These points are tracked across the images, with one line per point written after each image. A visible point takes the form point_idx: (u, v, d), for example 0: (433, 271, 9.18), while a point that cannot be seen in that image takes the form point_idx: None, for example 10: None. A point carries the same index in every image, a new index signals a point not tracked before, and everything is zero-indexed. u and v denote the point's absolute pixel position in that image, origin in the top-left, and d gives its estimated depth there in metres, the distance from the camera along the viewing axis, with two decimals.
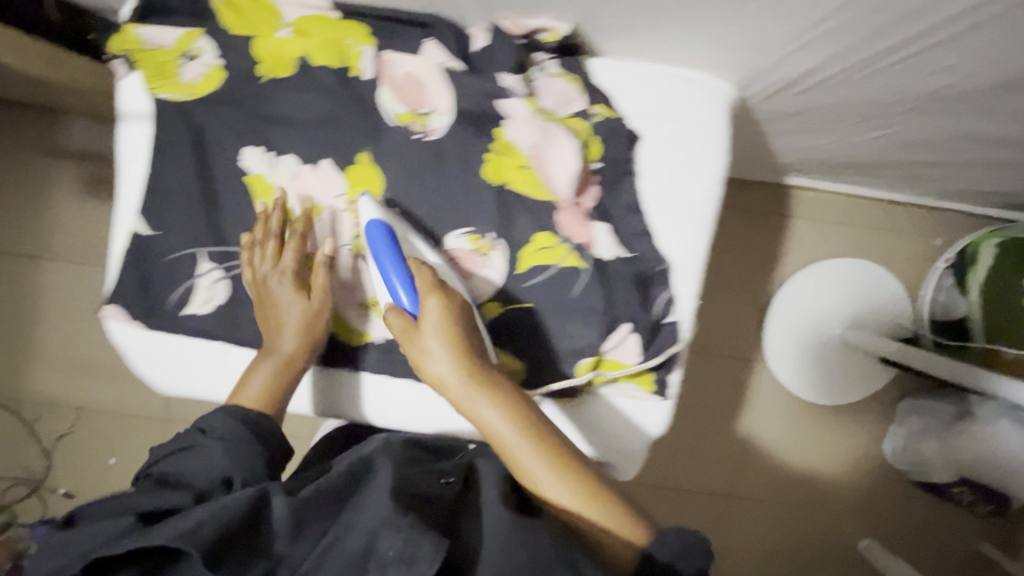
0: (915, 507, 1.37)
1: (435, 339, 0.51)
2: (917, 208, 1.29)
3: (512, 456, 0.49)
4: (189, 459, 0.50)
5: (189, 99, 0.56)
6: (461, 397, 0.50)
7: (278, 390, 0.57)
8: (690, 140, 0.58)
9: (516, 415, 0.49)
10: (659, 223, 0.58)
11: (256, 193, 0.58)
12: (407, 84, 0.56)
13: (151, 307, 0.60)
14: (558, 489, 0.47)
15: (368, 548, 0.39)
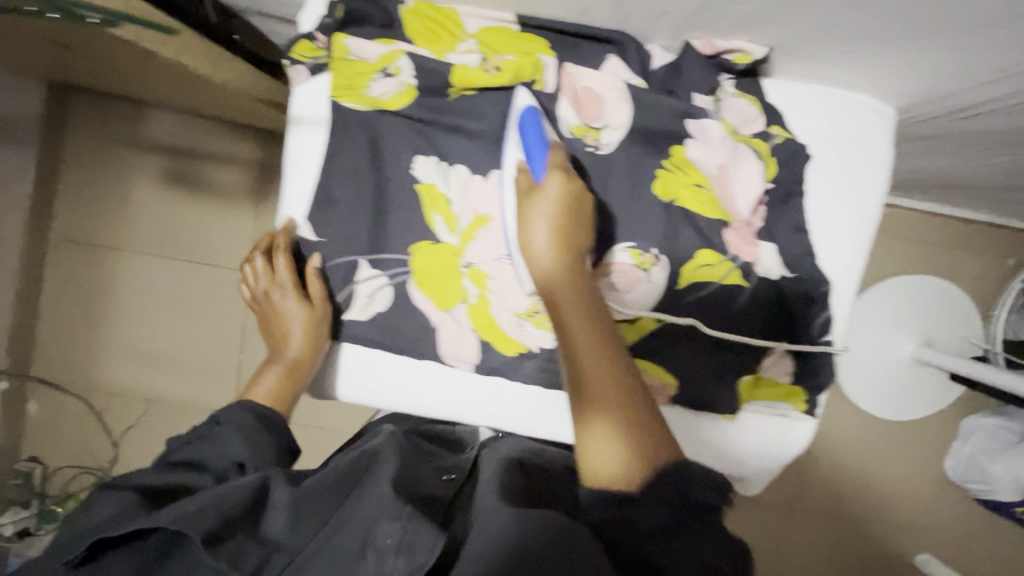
0: (972, 523, 1.38)
1: (543, 219, 0.53)
2: (992, 228, 1.30)
3: (577, 337, 0.49)
4: (205, 442, 0.53)
5: (371, 111, 0.57)
6: (543, 274, 0.53)
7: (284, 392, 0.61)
8: (858, 162, 0.59)
9: (588, 314, 0.50)
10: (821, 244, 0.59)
11: (425, 202, 0.59)
12: (585, 99, 0.56)
13: None
14: (597, 388, 0.46)
15: (367, 536, 0.43)
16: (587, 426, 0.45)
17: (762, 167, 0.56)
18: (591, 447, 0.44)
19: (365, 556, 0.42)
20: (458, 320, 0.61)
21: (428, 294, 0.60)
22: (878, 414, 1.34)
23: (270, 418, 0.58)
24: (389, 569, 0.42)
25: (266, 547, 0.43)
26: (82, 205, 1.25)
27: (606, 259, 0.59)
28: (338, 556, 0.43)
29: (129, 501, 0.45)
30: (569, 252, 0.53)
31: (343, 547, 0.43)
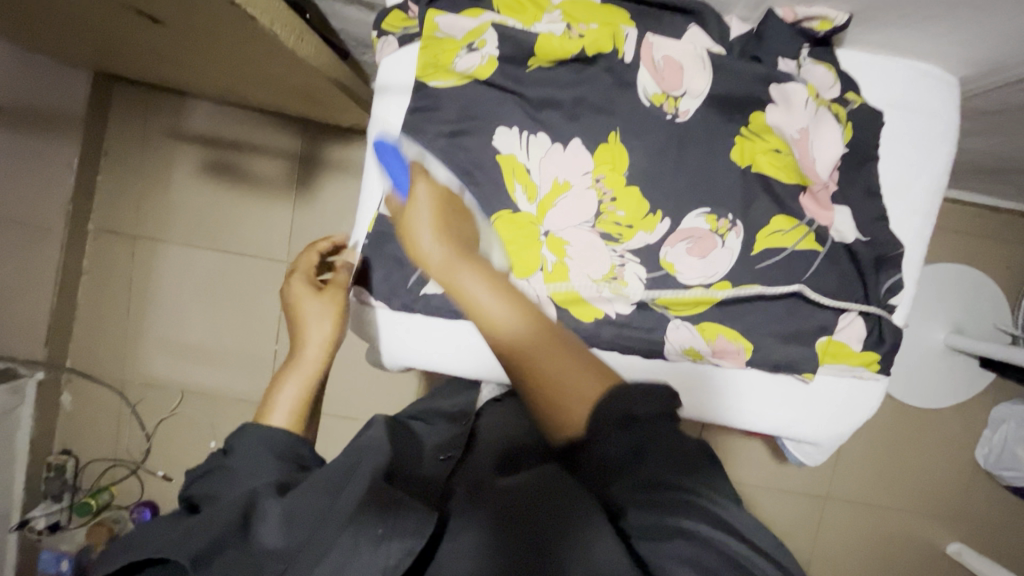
0: (1003, 512, 1.39)
1: (425, 222, 0.55)
2: (1018, 216, 1.32)
3: (490, 305, 0.48)
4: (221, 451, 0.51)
5: (456, 85, 0.59)
6: (439, 265, 0.53)
7: (304, 404, 0.57)
8: (931, 129, 0.60)
9: (490, 281, 0.50)
10: (894, 207, 0.61)
11: (506, 171, 0.60)
12: (665, 67, 0.58)
13: (393, 288, 0.63)
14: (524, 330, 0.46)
15: (356, 523, 0.41)
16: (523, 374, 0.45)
17: (841, 129, 0.58)
18: (549, 392, 0.43)
19: (358, 544, 0.40)
20: (535, 288, 0.61)
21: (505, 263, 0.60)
22: (909, 402, 1.35)
23: (286, 433, 0.53)
24: (384, 556, 0.40)
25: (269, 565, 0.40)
26: (124, 199, 1.27)
27: (682, 224, 0.60)
28: (331, 548, 0.40)
29: (137, 530, 0.43)
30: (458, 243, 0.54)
31: (337, 541, 0.41)
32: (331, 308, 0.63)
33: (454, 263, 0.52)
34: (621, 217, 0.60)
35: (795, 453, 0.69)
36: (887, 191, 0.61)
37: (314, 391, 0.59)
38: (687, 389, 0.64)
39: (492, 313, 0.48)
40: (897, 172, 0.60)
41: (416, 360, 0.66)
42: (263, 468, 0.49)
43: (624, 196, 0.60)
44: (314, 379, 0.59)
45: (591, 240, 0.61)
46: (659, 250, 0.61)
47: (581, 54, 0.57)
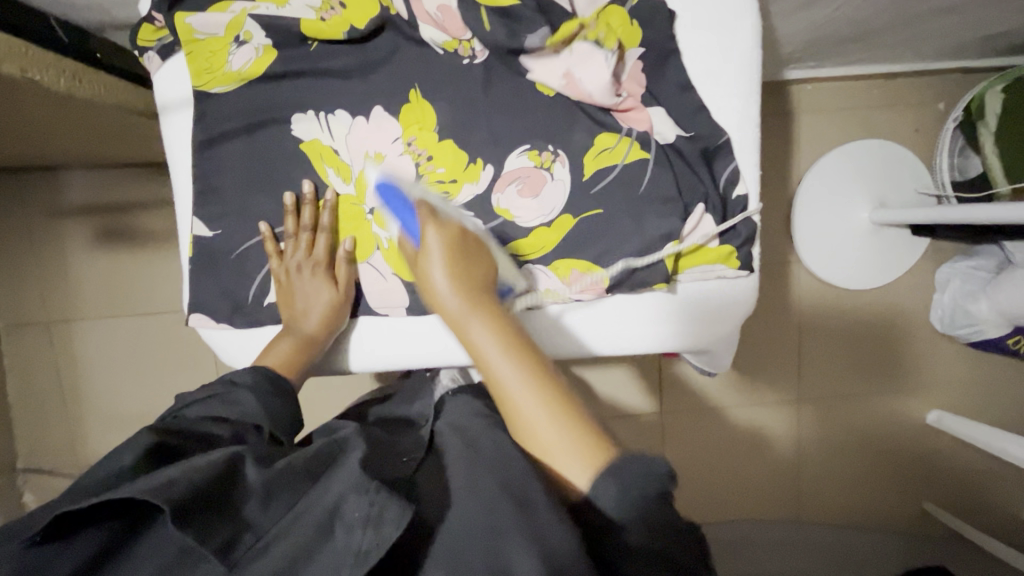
0: (972, 369, 1.39)
1: (477, 325, 0.50)
2: (915, 77, 1.31)
3: (510, 386, 0.47)
4: (207, 407, 0.50)
5: (241, 85, 0.55)
6: (455, 316, 0.51)
7: (297, 361, 0.58)
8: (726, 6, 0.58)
9: (503, 336, 0.49)
10: (713, 96, 0.59)
11: (313, 159, 0.58)
12: (444, 12, 0.55)
13: (235, 307, 0.59)
14: (523, 391, 0.47)
15: (336, 510, 0.42)
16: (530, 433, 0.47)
17: (607, 50, 0.55)
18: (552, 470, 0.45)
19: (335, 531, 0.42)
20: (378, 267, 0.60)
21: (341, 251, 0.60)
22: (855, 287, 1.34)
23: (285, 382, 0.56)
24: (356, 542, 0.40)
25: (243, 532, 0.42)
26: (24, 289, 1.24)
27: (506, 167, 0.59)
28: (308, 534, 0.42)
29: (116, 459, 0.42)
30: (483, 290, 0.52)
31: (311, 521, 0.42)
32: (335, 284, 0.59)
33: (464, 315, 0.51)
34: (442, 174, 0.59)
35: (708, 363, 0.69)
36: (702, 83, 0.59)
37: (304, 356, 0.58)
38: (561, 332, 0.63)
39: (498, 380, 0.48)
40: (706, 61, 0.58)
41: None
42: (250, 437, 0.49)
43: (440, 152, 0.58)
44: (305, 347, 0.58)
45: None
46: (490, 199, 0.59)
47: (353, 31, 0.54)
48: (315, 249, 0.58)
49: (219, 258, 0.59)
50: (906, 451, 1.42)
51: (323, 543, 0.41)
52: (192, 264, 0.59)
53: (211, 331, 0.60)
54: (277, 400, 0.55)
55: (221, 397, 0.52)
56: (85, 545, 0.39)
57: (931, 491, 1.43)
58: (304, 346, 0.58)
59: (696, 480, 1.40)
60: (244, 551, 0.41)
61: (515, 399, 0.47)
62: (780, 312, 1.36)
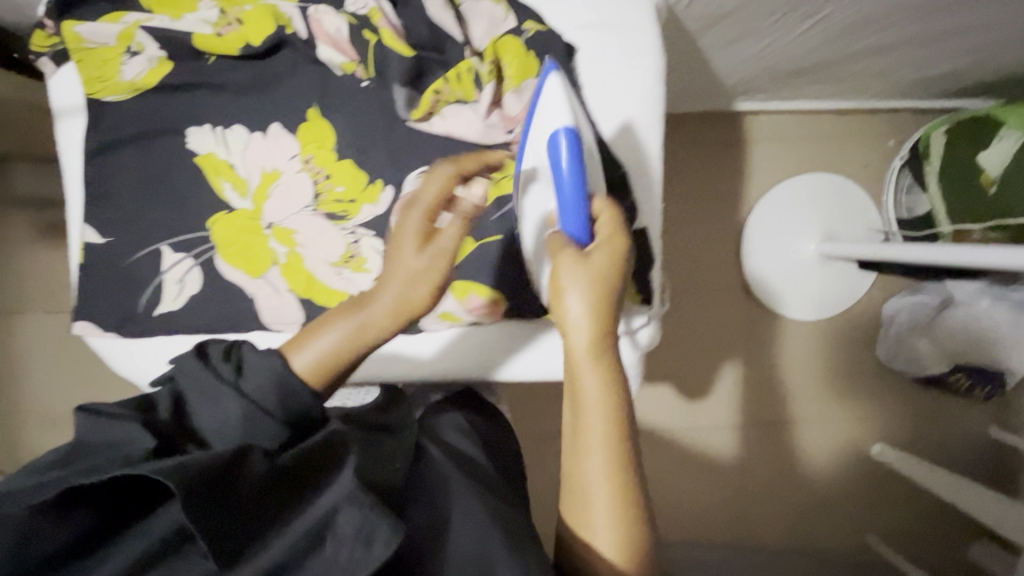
0: (917, 403, 1.40)
1: (595, 383, 0.46)
2: (865, 113, 1.33)
3: (596, 445, 0.45)
4: (198, 399, 0.50)
5: (135, 96, 0.55)
6: (574, 351, 0.47)
7: (331, 364, 0.54)
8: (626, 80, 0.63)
9: (613, 402, 0.46)
10: (613, 131, 0.60)
11: (208, 172, 0.57)
12: (340, 34, 0.55)
13: (124, 316, 0.58)
14: (603, 475, 0.45)
15: (329, 519, 0.44)
16: (585, 520, 0.46)
17: (473, 104, 0.57)
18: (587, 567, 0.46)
19: (324, 541, 0.44)
20: (273, 283, 0.59)
21: (235, 264, 0.59)
22: (803, 317, 1.35)
23: (300, 385, 0.52)
24: (344, 557, 0.43)
25: (240, 525, 0.43)
26: None
27: (405, 189, 0.58)
28: (299, 538, 0.44)
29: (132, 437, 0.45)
30: (610, 333, 0.47)
31: (301, 526, 0.44)
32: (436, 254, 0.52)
33: (584, 352, 0.46)
34: (341, 193, 0.58)
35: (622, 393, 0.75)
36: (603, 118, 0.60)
37: (353, 354, 0.54)
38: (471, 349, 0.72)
39: (591, 442, 0.46)
40: (606, 98, 0.60)
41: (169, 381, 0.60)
42: (269, 422, 0.50)
43: (338, 170, 0.58)
44: (358, 347, 0.54)
45: (317, 223, 0.59)
46: (388, 219, 0.59)
47: (248, 48, 0.55)
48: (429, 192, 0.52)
49: (107, 266, 0.58)
50: (852, 483, 1.42)
51: (313, 549, 0.43)
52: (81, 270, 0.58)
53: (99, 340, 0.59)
54: (265, 417, 0.50)
55: (211, 393, 0.51)
56: (94, 513, 0.43)
57: (877, 524, 1.43)
58: (356, 344, 0.54)
59: None
60: (238, 544, 0.42)
61: (591, 493, 0.46)
62: (730, 338, 1.37)
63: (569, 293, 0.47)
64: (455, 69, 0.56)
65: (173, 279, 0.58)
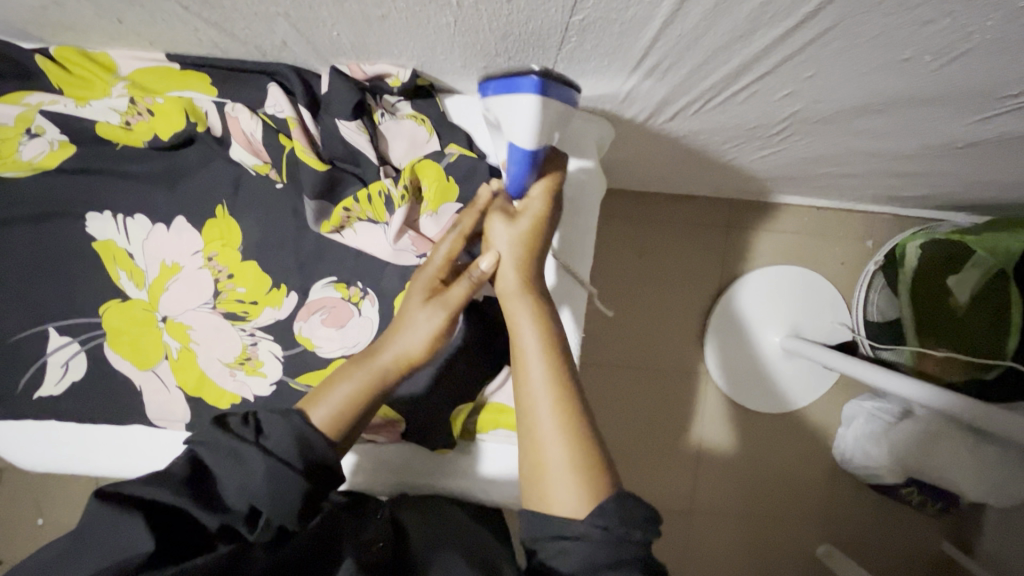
0: (870, 508, 1.36)
1: (525, 311, 0.55)
2: (847, 212, 1.30)
3: (532, 361, 0.53)
4: (219, 465, 0.49)
5: (35, 173, 0.60)
6: (505, 289, 0.56)
7: (350, 409, 0.54)
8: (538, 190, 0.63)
9: (544, 326, 0.54)
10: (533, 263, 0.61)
11: (107, 260, 0.60)
12: (255, 140, 0.57)
13: (2, 393, 0.60)
14: (545, 396, 0.52)
15: None
16: (542, 477, 0.50)
17: (383, 226, 0.58)
18: (543, 497, 0.49)
19: None
20: (162, 376, 0.60)
21: (124, 354, 0.60)
22: (760, 408, 1.32)
23: (319, 443, 0.51)
24: None
25: None
26: None
27: (311, 297, 0.59)
28: None
29: (128, 537, 0.44)
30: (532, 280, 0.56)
31: None
32: (447, 302, 0.55)
33: (511, 288, 0.56)
34: (242, 293, 0.59)
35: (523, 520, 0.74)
36: None
37: (366, 405, 0.54)
38: (370, 468, 0.73)
39: (528, 362, 0.53)
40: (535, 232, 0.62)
41: (45, 461, 0.61)
42: (290, 477, 0.49)
43: (240, 271, 0.59)
44: (376, 390, 0.55)
45: (214, 320, 0.59)
46: (291, 326, 0.59)
47: (156, 140, 0.59)
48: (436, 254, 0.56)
49: (11, 338, 0.60)
50: None
51: None
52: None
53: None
54: (288, 470, 0.49)
55: (234, 456, 0.50)
56: None
57: None
58: (374, 390, 0.55)
59: None
60: None
61: (545, 444, 0.50)
62: (683, 420, 1.34)
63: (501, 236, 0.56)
64: (368, 190, 0.58)
65: (58, 359, 0.60)
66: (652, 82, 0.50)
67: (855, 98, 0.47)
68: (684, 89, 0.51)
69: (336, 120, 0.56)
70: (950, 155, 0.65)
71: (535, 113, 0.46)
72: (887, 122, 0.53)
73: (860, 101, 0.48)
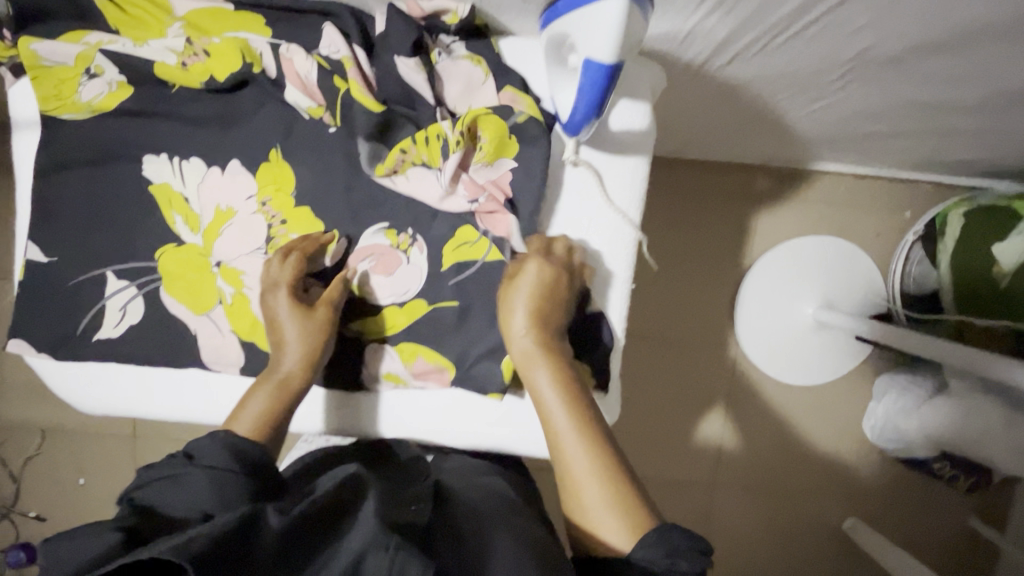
0: (897, 484, 1.36)
1: (542, 370, 0.59)
2: (885, 181, 1.27)
3: (555, 415, 0.57)
4: (162, 495, 0.51)
5: (92, 115, 0.61)
6: (526, 354, 0.59)
7: (267, 416, 0.59)
8: (591, 151, 0.62)
9: (563, 382, 0.58)
10: (581, 220, 0.64)
11: (162, 203, 0.62)
12: (311, 80, 0.59)
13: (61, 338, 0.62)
14: (575, 444, 0.55)
15: (357, 564, 0.42)
16: (585, 516, 0.53)
17: (436, 171, 0.61)
18: (592, 535, 0.53)
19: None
20: (217, 321, 0.63)
21: (180, 298, 0.62)
22: (789, 380, 1.31)
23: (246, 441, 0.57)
24: None
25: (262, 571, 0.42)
26: None
27: (362, 242, 0.63)
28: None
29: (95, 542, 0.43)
30: (548, 335, 0.60)
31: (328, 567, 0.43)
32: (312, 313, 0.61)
33: (529, 349, 0.59)
34: (295, 239, 0.62)
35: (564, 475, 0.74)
36: (576, 206, 0.63)
37: (286, 404, 0.61)
38: (418, 415, 0.69)
39: (551, 417, 0.57)
40: (586, 188, 0.63)
41: (106, 404, 0.65)
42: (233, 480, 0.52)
43: (294, 216, 0.62)
44: (283, 398, 0.61)
45: (266, 265, 0.62)
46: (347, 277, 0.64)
47: (212, 82, 0.59)
48: (282, 272, 0.61)
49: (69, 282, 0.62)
50: (819, 557, 1.38)
51: None
52: (36, 282, 0.63)
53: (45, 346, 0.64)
54: (230, 472, 0.52)
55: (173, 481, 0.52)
56: None
57: None
58: (286, 395, 0.61)
59: None
60: None
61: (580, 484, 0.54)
62: (710, 391, 1.33)
63: (515, 299, 0.60)
64: (425, 132, 0.60)
65: (116, 304, 0.62)
66: (716, 17, 0.49)
67: (930, 32, 0.45)
68: (751, 24, 0.49)
69: (394, 58, 0.57)
70: (1015, 104, 0.62)
71: (620, 16, 0.43)
72: (957, 63, 0.52)
73: (935, 36, 0.47)
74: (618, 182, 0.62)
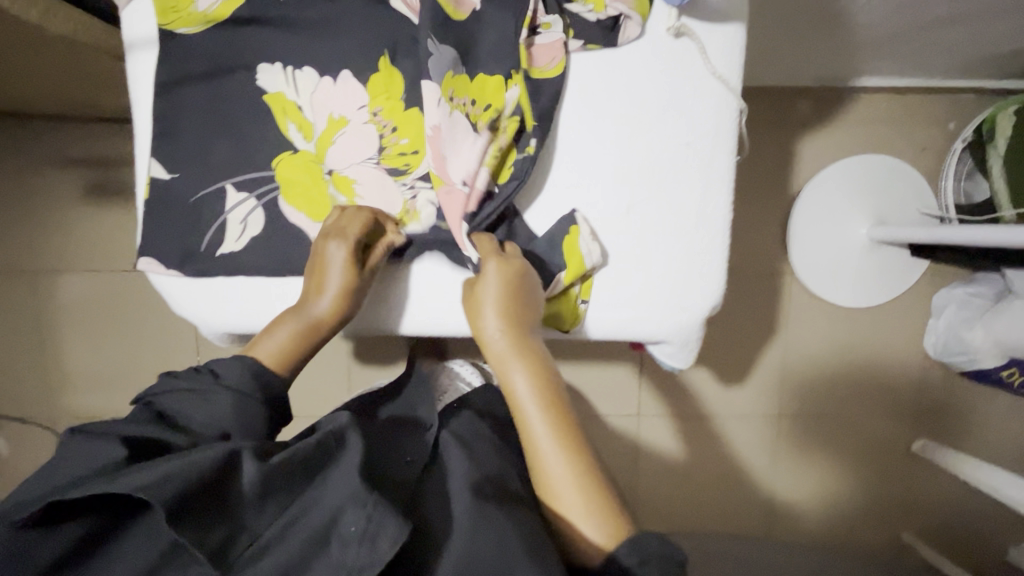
0: (963, 400, 1.35)
1: (520, 371, 0.59)
2: (925, 94, 1.27)
3: (532, 417, 0.58)
4: (184, 407, 0.57)
5: (205, 25, 0.71)
6: (500, 354, 0.61)
7: (290, 350, 0.66)
8: (689, 20, 0.67)
9: (540, 381, 0.59)
10: (685, 91, 0.68)
11: (276, 112, 0.71)
12: None
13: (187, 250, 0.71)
14: (553, 448, 0.57)
15: (333, 522, 0.50)
16: (563, 512, 0.56)
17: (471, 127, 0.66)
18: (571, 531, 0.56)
19: (331, 541, 0.49)
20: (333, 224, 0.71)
21: (298, 207, 0.71)
22: (846, 303, 1.31)
23: (270, 374, 0.63)
24: (351, 555, 0.49)
25: (240, 519, 0.49)
26: (14, 238, 1.24)
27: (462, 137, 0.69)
28: (307, 537, 0.50)
29: (100, 453, 0.51)
30: (521, 335, 0.62)
31: (312, 527, 0.50)
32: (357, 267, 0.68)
33: (504, 351, 0.61)
34: (404, 145, 0.70)
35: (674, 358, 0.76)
36: (679, 77, 0.68)
37: (307, 345, 0.67)
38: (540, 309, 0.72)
39: (528, 418, 0.58)
40: (689, 56, 0.68)
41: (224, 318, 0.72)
42: (241, 411, 0.58)
43: (404, 123, 0.70)
44: (312, 335, 0.67)
45: (378, 174, 0.71)
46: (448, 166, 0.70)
47: None
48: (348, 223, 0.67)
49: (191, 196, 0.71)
50: (891, 481, 1.37)
51: (320, 551, 0.49)
52: (170, 197, 0.72)
53: (179, 256, 0.72)
54: (246, 408, 0.58)
55: (201, 397, 0.57)
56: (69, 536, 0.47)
57: (914, 522, 1.38)
58: (309, 336, 0.67)
59: (672, 492, 1.38)
60: (241, 548, 0.49)
61: (559, 489, 0.56)
62: (767, 322, 1.33)
63: (488, 304, 0.62)
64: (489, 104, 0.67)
65: (235, 213, 0.71)
66: None
67: None
68: None
69: None
70: None
71: None
72: None
73: None
74: (716, 51, 0.67)
